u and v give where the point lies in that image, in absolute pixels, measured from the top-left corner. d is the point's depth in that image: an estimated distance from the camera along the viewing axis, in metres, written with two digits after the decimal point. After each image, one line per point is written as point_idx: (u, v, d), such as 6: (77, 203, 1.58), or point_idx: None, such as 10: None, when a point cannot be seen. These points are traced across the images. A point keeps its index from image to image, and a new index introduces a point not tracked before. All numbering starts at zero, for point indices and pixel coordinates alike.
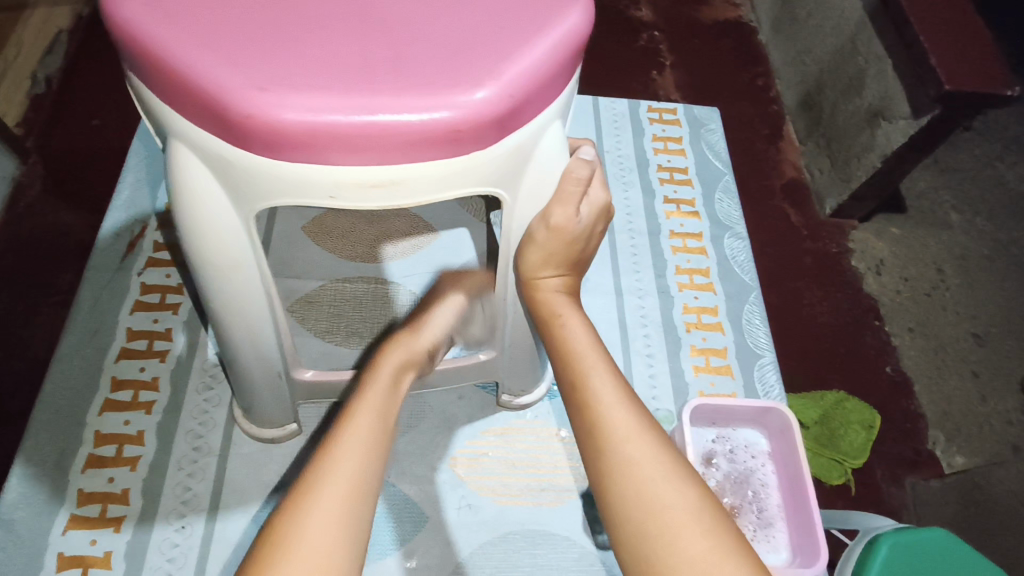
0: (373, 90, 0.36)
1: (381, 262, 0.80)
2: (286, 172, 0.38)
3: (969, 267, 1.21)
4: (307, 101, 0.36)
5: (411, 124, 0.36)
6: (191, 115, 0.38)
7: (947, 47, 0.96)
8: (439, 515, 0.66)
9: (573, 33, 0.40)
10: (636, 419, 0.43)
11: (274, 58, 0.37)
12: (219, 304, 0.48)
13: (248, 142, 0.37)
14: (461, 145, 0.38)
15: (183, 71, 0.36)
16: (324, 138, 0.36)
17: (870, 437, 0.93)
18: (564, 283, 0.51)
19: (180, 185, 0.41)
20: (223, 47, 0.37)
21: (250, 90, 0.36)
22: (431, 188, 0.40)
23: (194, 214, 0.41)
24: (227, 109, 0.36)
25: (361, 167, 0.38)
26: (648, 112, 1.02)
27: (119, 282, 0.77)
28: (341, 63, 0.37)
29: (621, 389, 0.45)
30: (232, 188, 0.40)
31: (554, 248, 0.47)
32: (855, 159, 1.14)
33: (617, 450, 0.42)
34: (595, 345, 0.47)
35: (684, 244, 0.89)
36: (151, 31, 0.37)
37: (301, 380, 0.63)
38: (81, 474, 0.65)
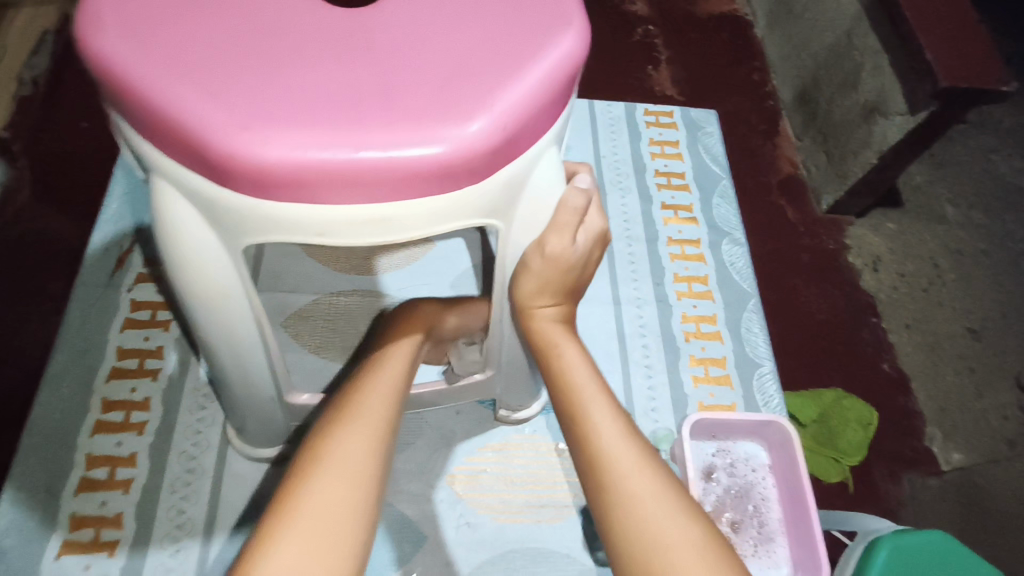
0: (361, 126, 0.35)
1: (374, 275, 0.79)
2: (272, 211, 0.37)
3: (966, 262, 1.21)
4: (292, 139, 0.35)
5: (401, 161, 0.36)
6: (173, 152, 0.37)
7: (944, 42, 0.95)
8: (437, 535, 0.65)
9: (567, 60, 0.40)
10: (636, 448, 0.44)
11: (257, 94, 0.36)
12: (208, 334, 0.48)
13: (231, 180, 0.36)
14: (453, 180, 0.38)
15: (163, 107, 0.35)
16: (310, 176, 0.35)
17: (868, 435, 0.92)
18: (560, 311, 0.51)
19: (168, 222, 0.40)
20: (204, 81, 0.36)
21: (233, 127, 0.35)
22: (422, 224, 0.39)
23: (183, 251, 0.41)
24: (209, 148, 0.35)
25: (350, 205, 0.37)
26: (644, 115, 1.00)
27: (108, 299, 0.75)
28: (328, 97, 0.36)
29: (621, 422, 0.45)
30: (219, 225, 0.40)
31: (549, 277, 0.47)
32: (851, 155, 1.13)
33: (621, 483, 0.42)
34: (593, 376, 0.47)
35: (681, 251, 0.88)
36: (128, 64, 0.36)
37: (296, 404, 0.62)
38: (73, 498, 0.64)
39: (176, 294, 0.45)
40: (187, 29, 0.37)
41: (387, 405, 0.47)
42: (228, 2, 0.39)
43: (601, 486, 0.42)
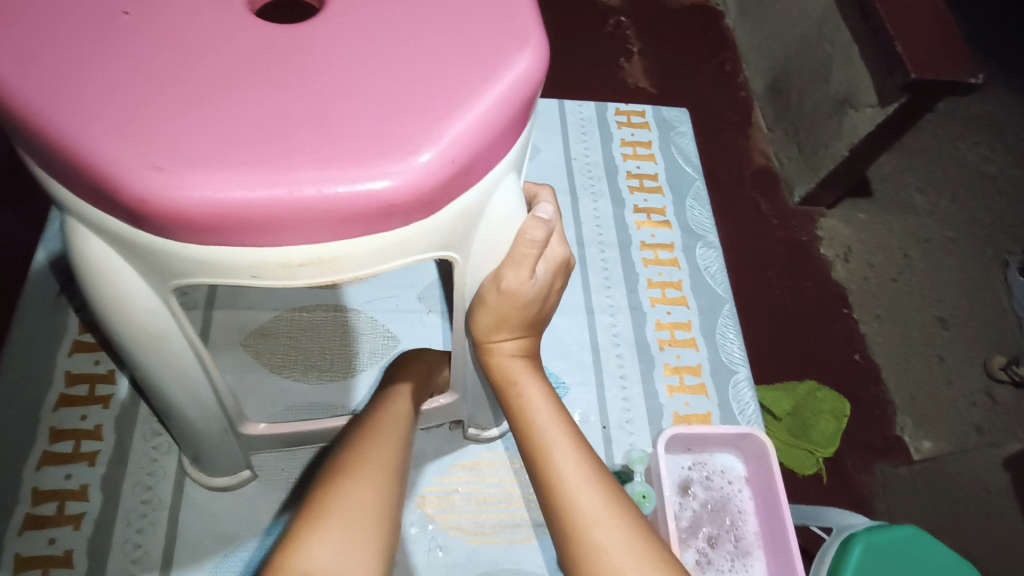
0: (292, 163, 0.33)
1: (338, 287, 0.76)
2: (200, 254, 0.35)
3: (934, 252, 1.21)
4: (213, 180, 0.32)
5: (337, 200, 0.33)
6: (88, 194, 0.34)
7: (914, 34, 0.94)
8: (408, 558, 0.63)
9: (522, 82, 0.38)
10: (603, 493, 0.43)
11: (177, 129, 0.33)
12: (146, 373, 0.46)
13: (147, 223, 0.33)
14: (398, 216, 0.35)
15: (71, 145, 0.32)
16: (237, 219, 0.33)
17: (840, 426, 0.94)
18: (521, 345, 0.49)
19: (91, 264, 0.38)
20: (115, 116, 0.33)
21: (145, 168, 0.32)
22: (367, 260, 0.37)
23: (110, 291, 0.39)
24: (120, 190, 0.32)
25: (286, 245, 0.35)
26: (615, 116, 0.98)
27: (55, 319, 0.71)
28: (257, 131, 0.33)
29: (591, 467, 0.44)
30: (145, 266, 0.37)
31: (506, 312, 0.45)
32: (822, 148, 1.13)
33: (588, 536, 0.41)
34: (556, 416, 0.46)
35: (655, 256, 0.86)
36: (32, 101, 0.33)
37: (253, 434, 0.59)
38: (18, 536, 0.60)
39: (110, 332, 0.43)
40: (103, 59, 0.35)
41: (393, 459, 0.48)
42: (153, 28, 0.36)
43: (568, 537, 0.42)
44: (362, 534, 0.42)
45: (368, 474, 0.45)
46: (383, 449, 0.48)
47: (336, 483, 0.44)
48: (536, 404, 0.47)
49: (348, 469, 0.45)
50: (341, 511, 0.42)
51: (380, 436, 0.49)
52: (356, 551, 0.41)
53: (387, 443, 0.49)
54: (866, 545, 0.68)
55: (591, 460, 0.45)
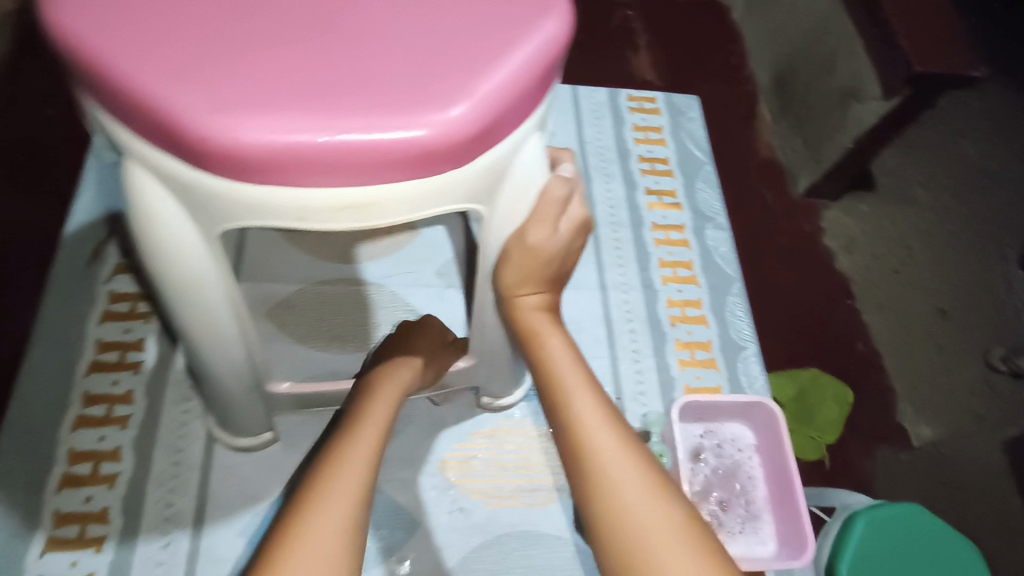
0: (337, 109, 0.35)
1: (357, 263, 0.78)
2: (249, 196, 0.37)
3: (935, 244, 1.24)
4: (264, 122, 0.34)
5: (378, 144, 0.35)
6: (147, 138, 0.37)
7: (917, 30, 0.98)
8: (429, 521, 0.66)
9: (552, 43, 0.40)
10: (614, 432, 0.45)
11: (230, 76, 0.35)
12: (184, 321, 0.47)
13: (203, 164, 0.36)
14: (434, 163, 0.37)
15: (132, 89, 0.35)
16: (284, 160, 0.35)
17: (845, 412, 0.93)
18: (543, 300, 0.51)
19: (139, 207, 0.40)
20: (174, 63, 0.35)
21: (202, 110, 0.34)
22: (401, 209, 0.39)
23: (156, 234, 0.40)
24: (180, 131, 0.35)
25: (327, 188, 0.37)
26: (627, 101, 1.00)
27: (86, 289, 0.73)
28: (306, 80, 0.36)
29: (603, 410, 0.46)
30: (195, 209, 0.39)
31: (529, 267, 0.48)
32: (827, 139, 1.15)
33: (598, 469, 0.43)
34: (577, 367, 0.49)
35: (666, 237, 0.88)
36: (94, 47, 0.35)
37: (278, 392, 0.62)
38: (56, 494, 0.63)
39: (151, 278, 0.45)
40: (160, 9, 0.37)
41: (376, 436, 0.51)
42: None
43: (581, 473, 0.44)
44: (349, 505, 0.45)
45: (354, 453, 0.48)
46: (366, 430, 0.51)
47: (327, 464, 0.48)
48: (556, 353, 0.49)
49: (334, 453, 0.49)
50: (329, 488, 0.45)
51: (361, 423, 0.52)
52: (346, 524, 0.44)
53: (369, 425, 0.52)
54: (868, 521, 0.70)
55: (603, 403, 0.47)
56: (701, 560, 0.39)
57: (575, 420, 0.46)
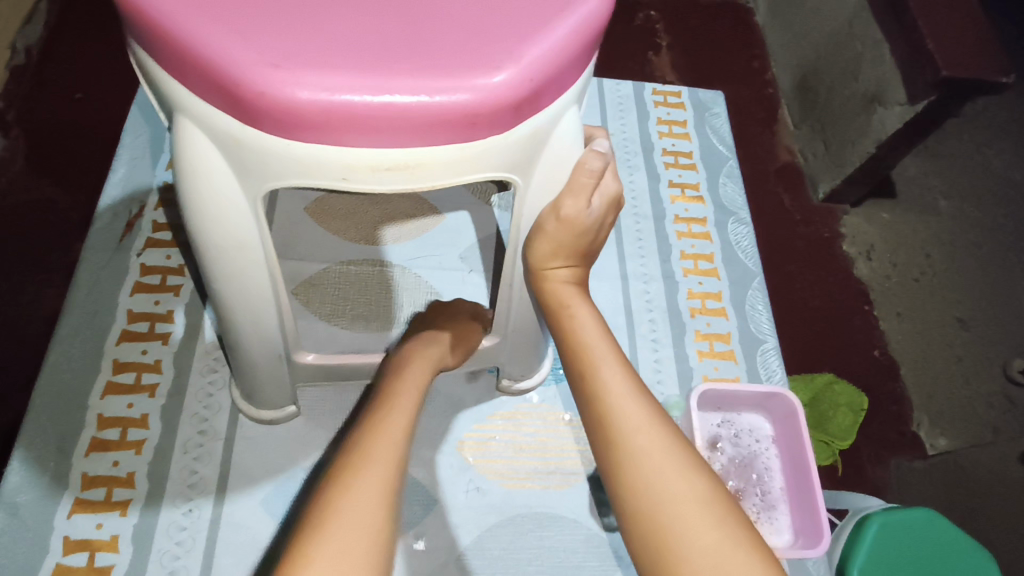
0: (392, 70, 0.37)
1: (379, 245, 0.79)
2: (300, 153, 0.39)
3: (957, 253, 1.22)
4: (323, 80, 0.37)
5: (429, 106, 0.38)
6: (207, 95, 0.39)
7: (946, 34, 0.96)
8: (447, 499, 0.66)
9: (593, 18, 0.42)
10: (642, 404, 0.46)
11: (290, 37, 0.38)
12: (222, 285, 0.49)
13: (260, 120, 0.38)
14: (478, 127, 0.40)
15: (197, 47, 0.37)
16: (340, 117, 0.37)
17: (858, 419, 0.92)
18: (573, 273, 0.54)
19: (190, 165, 0.42)
20: (237, 23, 0.38)
21: (264, 67, 0.37)
22: (443, 172, 0.41)
23: (203, 193, 0.42)
24: (241, 86, 0.37)
25: (376, 148, 0.39)
26: (652, 95, 1.01)
27: (117, 262, 0.75)
28: (361, 42, 0.38)
29: (630, 381, 0.48)
30: (243, 168, 0.41)
31: (562, 240, 0.50)
32: (849, 143, 1.14)
33: (628, 437, 0.44)
34: (603, 337, 0.50)
35: (688, 229, 0.89)
36: (163, 6, 0.38)
37: (302, 364, 0.62)
38: (84, 458, 0.64)
39: (192, 240, 0.46)
40: None
41: (415, 400, 0.52)
42: None
43: (609, 440, 0.45)
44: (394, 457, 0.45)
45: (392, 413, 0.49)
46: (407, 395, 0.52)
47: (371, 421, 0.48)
48: (584, 326, 0.51)
49: (373, 413, 0.49)
50: (377, 444, 0.46)
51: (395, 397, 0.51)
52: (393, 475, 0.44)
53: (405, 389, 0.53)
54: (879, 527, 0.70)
55: (631, 376, 0.48)
56: (721, 527, 0.41)
57: (605, 390, 0.47)
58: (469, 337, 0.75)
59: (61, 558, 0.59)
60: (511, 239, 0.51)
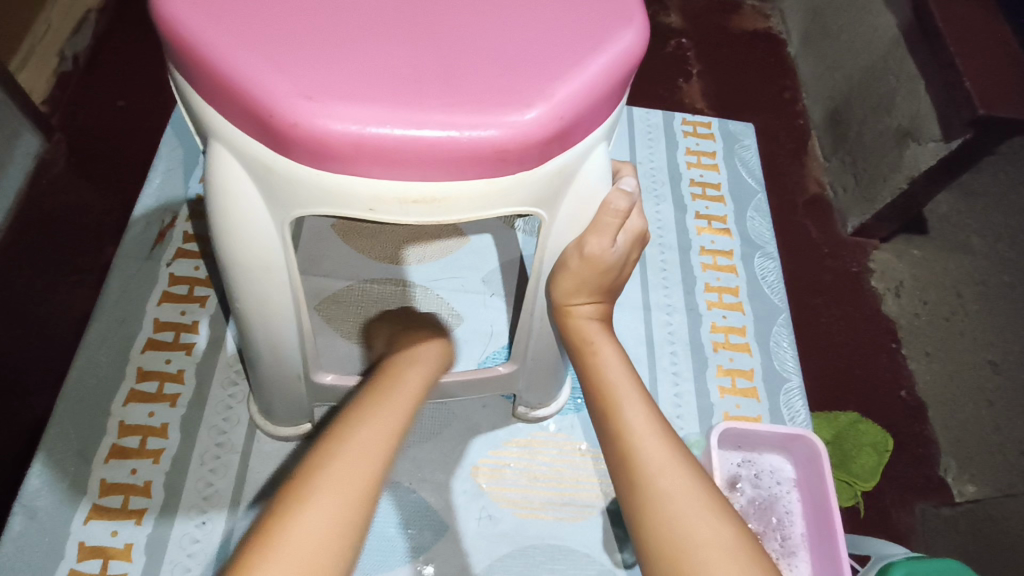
0: (423, 105, 0.38)
1: (401, 264, 0.80)
2: (329, 183, 0.40)
3: (990, 294, 1.19)
4: (355, 113, 0.37)
5: (458, 141, 0.38)
6: (242, 122, 0.39)
7: (984, 71, 0.94)
8: (457, 525, 0.66)
9: (626, 57, 0.42)
10: (667, 447, 0.46)
11: (326, 70, 0.38)
12: (245, 305, 0.50)
13: (292, 149, 0.39)
14: (507, 163, 0.40)
15: (235, 77, 0.38)
16: (370, 150, 0.38)
17: (882, 461, 0.90)
18: (597, 309, 0.54)
19: (222, 190, 0.42)
20: (275, 55, 0.38)
21: (298, 98, 0.37)
22: (470, 206, 0.42)
23: (234, 218, 0.43)
24: (275, 117, 0.37)
25: (404, 181, 0.40)
26: (681, 125, 1.01)
27: (146, 271, 0.77)
28: (395, 76, 0.39)
29: (653, 423, 0.47)
30: (273, 196, 0.42)
31: (586, 277, 0.50)
32: (881, 179, 1.12)
33: (651, 480, 0.44)
34: (626, 376, 0.50)
35: (713, 262, 0.88)
36: (204, 36, 0.39)
37: (321, 383, 0.61)
38: (104, 464, 0.65)
39: (220, 262, 0.47)
40: (264, 7, 0.40)
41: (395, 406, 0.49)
42: None
43: (632, 478, 0.44)
44: (369, 459, 0.44)
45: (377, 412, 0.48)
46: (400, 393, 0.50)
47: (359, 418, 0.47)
48: (609, 363, 0.51)
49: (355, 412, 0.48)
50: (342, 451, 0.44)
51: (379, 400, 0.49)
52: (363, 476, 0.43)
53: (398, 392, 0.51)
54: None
55: (656, 416, 0.48)
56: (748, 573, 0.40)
57: (629, 431, 0.47)
58: (487, 362, 0.74)
59: (75, 564, 0.60)
60: (534, 274, 0.51)
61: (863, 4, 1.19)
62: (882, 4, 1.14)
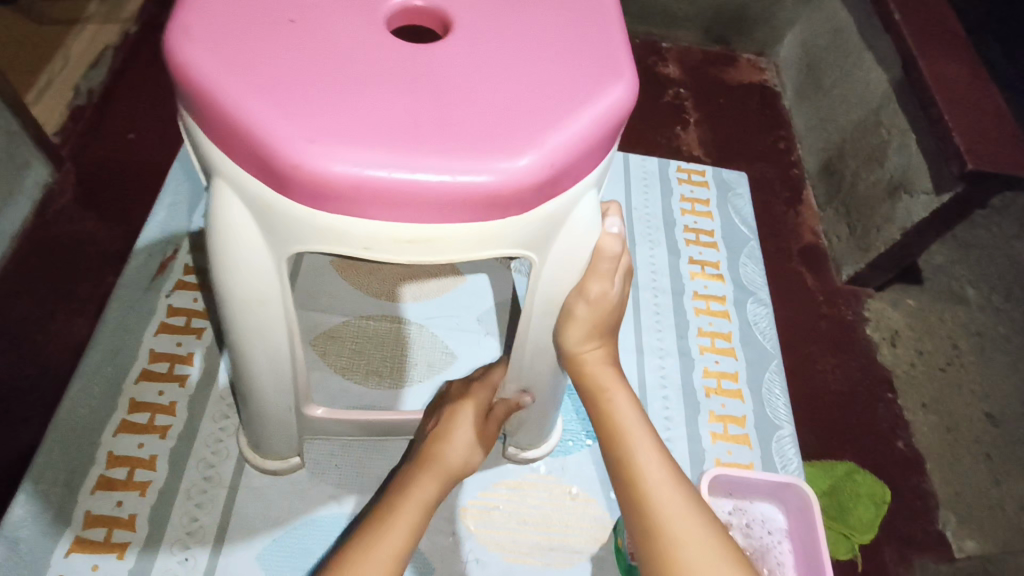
0: (419, 151, 0.39)
1: (398, 301, 0.81)
2: (327, 222, 0.41)
3: (985, 346, 1.20)
4: (355, 156, 0.39)
5: (452, 185, 0.40)
6: (245, 161, 0.41)
7: (971, 127, 0.97)
8: (444, 568, 0.65)
9: (615, 109, 0.44)
10: (679, 492, 0.51)
11: (328, 114, 0.40)
12: (239, 335, 0.50)
13: (292, 189, 0.40)
14: (498, 207, 0.41)
15: (241, 119, 0.40)
16: (367, 191, 0.39)
17: (880, 513, 0.88)
18: (604, 354, 0.57)
19: (221, 224, 0.44)
20: (279, 99, 0.40)
21: (300, 142, 0.39)
22: (461, 247, 0.43)
23: (230, 251, 0.44)
24: (278, 158, 0.39)
25: (400, 222, 0.41)
26: (676, 172, 1.03)
27: (146, 301, 0.78)
28: (393, 121, 0.40)
29: (665, 467, 0.53)
30: (271, 231, 0.43)
31: (595, 320, 0.53)
32: (874, 230, 1.14)
33: (667, 525, 0.50)
34: (640, 420, 0.56)
35: (706, 306, 0.89)
36: (214, 80, 0.41)
37: (313, 417, 0.63)
38: (89, 495, 0.64)
39: (216, 292, 0.48)
40: (272, 53, 0.42)
41: (422, 502, 0.56)
42: (314, 36, 0.43)
43: (647, 523, 0.50)
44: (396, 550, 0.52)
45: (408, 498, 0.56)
46: (433, 472, 0.58)
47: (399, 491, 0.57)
48: (622, 409, 0.56)
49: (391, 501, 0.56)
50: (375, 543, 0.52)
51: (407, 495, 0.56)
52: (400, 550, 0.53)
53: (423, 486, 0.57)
54: None
55: (671, 469, 0.54)
56: None
57: (642, 475, 0.52)
58: None
59: None
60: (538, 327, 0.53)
61: (855, 60, 1.23)
62: (873, 61, 1.18)
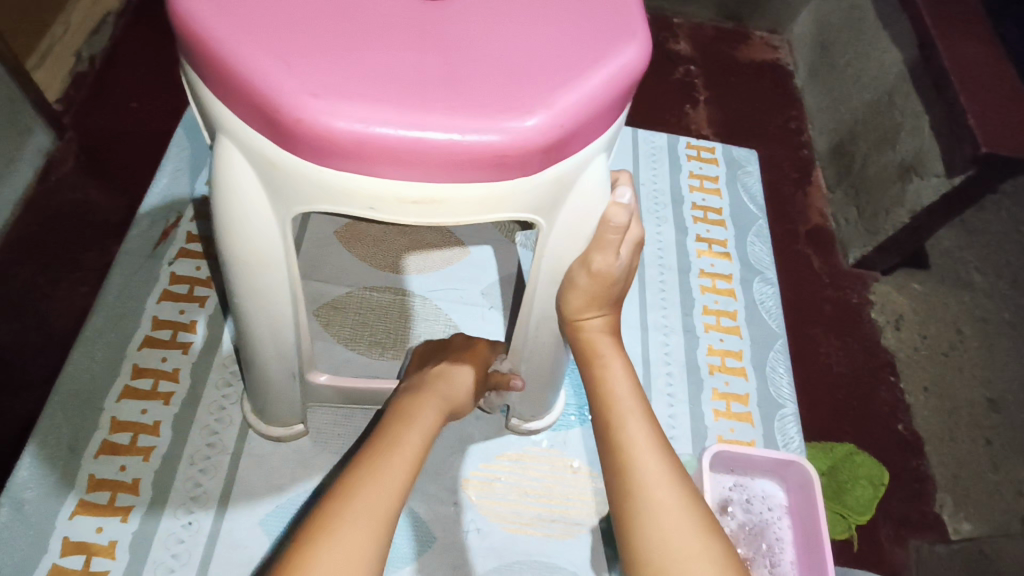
0: (426, 108, 0.38)
1: (401, 272, 0.80)
2: (332, 180, 0.41)
3: (989, 331, 1.19)
4: (360, 112, 0.38)
5: (460, 144, 0.39)
6: (249, 117, 0.40)
7: (987, 110, 0.95)
8: (445, 537, 0.65)
9: (627, 70, 0.43)
10: (663, 462, 0.51)
11: (333, 69, 0.39)
12: (243, 299, 0.50)
13: (297, 146, 0.39)
14: (506, 168, 0.41)
15: (244, 73, 0.39)
16: (372, 149, 0.38)
17: (876, 494, 0.90)
18: (605, 323, 0.58)
19: (224, 183, 0.43)
20: (284, 53, 0.39)
21: (305, 96, 0.38)
22: (467, 209, 0.43)
23: (234, 211, 0.43)
24: (282, 113, 0.38)
25: (406, 181, 0.40)
26: (686, 148, 1.02)
27: (149, 269, 0.77)
28: (401, 78, 0.39)
29: (652, 437, 0.52)
30: (276, 191, 0.43)
31: (594, 292, 0.54)
32: (883, 212, 1.12)
33: (647, 492, 0.49)
34: (632, 388, 0.56)
35: (712, 284, 0.88)
36: (217, 32, 0.40)
37: (315, 383, 0.64)
38: (93, 459, 0.65)
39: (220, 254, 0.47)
40: (277, 6, 0.41)
41: (419, 442, 0.54)
42: None
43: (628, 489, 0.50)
44: (393, 488, 0.50)
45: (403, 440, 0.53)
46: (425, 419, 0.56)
47: (381, 449, 0.53)
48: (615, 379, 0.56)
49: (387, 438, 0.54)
50: (373, 477, 0.50)
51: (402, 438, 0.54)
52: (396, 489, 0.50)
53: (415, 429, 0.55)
54: None
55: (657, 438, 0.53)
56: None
57: (630, 444, 0.52)
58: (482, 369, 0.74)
59: (57, 559, 0.59)
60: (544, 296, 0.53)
61: (870, 39, 1.20)
62: (888, 41, 1.16)
